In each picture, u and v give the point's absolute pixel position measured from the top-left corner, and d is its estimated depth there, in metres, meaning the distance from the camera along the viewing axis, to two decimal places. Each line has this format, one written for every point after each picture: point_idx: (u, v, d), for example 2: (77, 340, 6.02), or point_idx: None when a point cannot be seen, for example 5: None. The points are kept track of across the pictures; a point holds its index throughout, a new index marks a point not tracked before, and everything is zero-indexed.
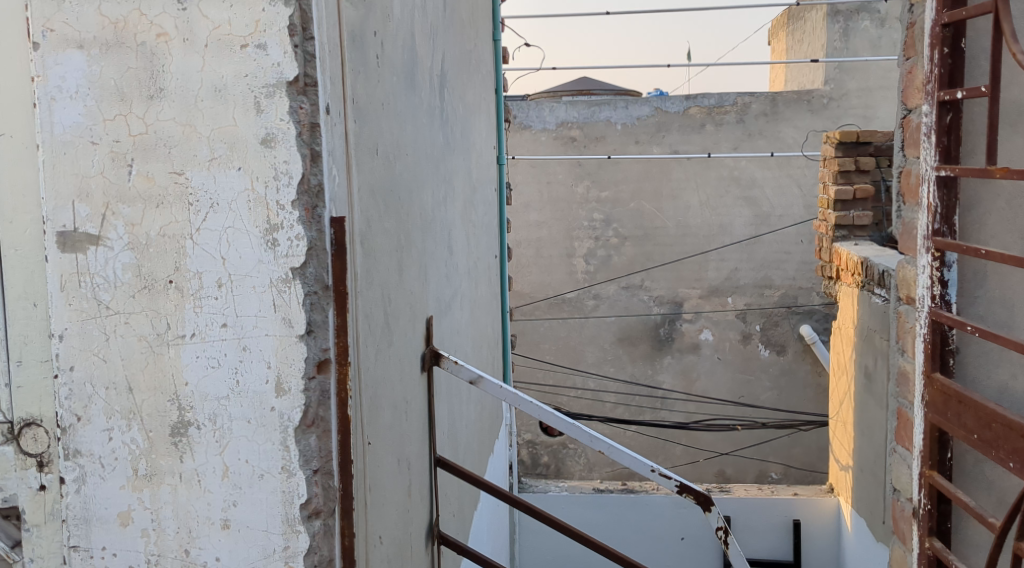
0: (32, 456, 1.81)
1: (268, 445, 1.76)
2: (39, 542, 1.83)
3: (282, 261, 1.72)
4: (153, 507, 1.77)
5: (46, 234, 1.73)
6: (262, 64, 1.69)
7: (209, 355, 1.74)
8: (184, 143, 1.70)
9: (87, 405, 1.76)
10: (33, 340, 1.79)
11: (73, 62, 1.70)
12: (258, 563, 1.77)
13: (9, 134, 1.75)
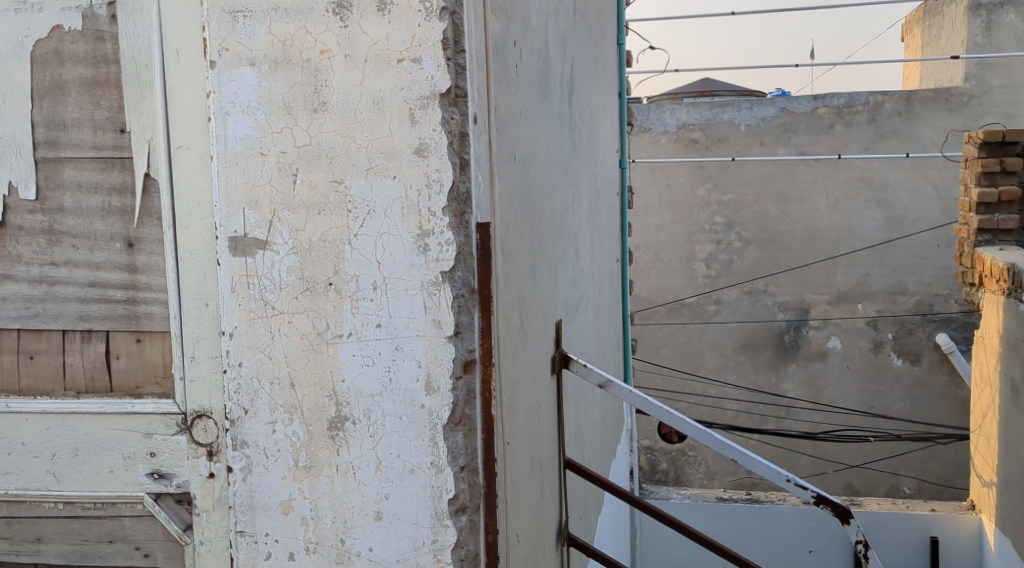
0: (203, 446, 1.95)
1: (418, 440, 1.83)
2: (208, 526, 1.96)
3: (433, 265, 1.80)
4: (313, 497, 1.87)
5: (219, 238, 1.87)
6: (417, 77, 1.76)
7: (365, 354, 1.83)
8: (345, 153, 1.80)
9: (253, 399, 1.88)
10: (205, 337, 1.93)
11: (246, 79, 1.82)
12: (408, 555, 1.85)
13: (187, 146, 1.90)
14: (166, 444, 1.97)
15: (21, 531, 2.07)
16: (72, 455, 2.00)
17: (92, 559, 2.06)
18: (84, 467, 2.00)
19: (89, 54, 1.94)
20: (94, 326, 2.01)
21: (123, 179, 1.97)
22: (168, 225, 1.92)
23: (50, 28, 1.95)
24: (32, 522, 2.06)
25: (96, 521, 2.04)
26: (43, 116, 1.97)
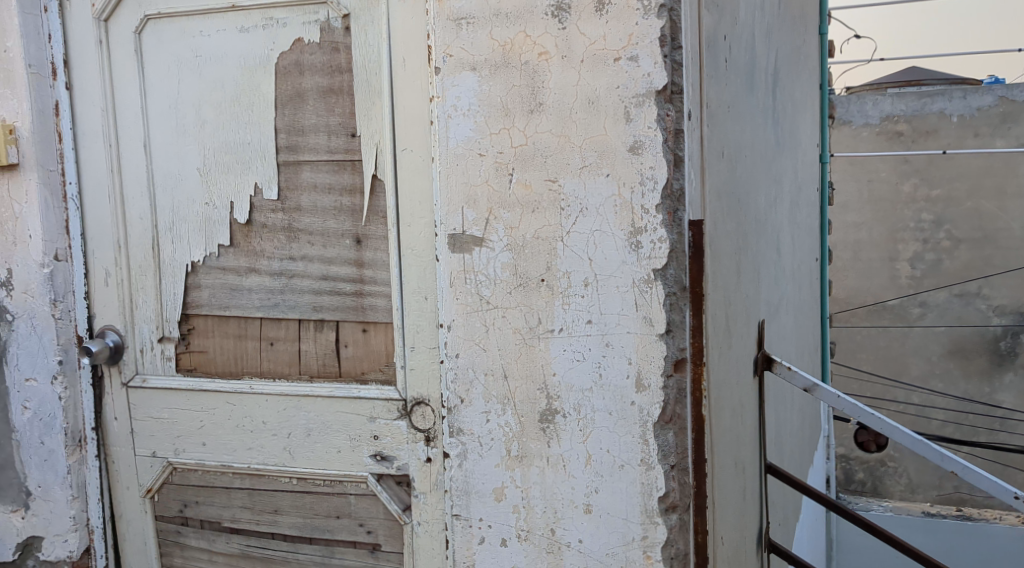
0: (421, 431, 2.08)
1: (628, 437, 1.85)
2: (425, 508, 2.08)
3: (645, 262, 1.81)
4: (524, 486, 1.93)
5: (439, 235, 1.94)
6: (634, 75, 1.78)
7: (575, 349, 1.87)
8: (559, 152, 1.84)
9: (469, 388, 1.95)
10: (424, 329, 2.05)
11: (468, 83, 1.89)
12: (618, 549, 1.88)
13: (410, 148, 2.02)
14: (388, 428, 2.11)
15: (260, 501, 2.26)
16: (305, 434, 2.18)
17: (320, 532, 2.22)
18: (316, 445, 2.18)
19: (325, 64, 2.10)
20: (326, 316, 2.18)
21: (352, 179, 2.12)
22: (391, 222, 2.05)
23: (292, 42, 2.11)
24: (270, 494, 2.25)
25: (326, 497, 2.20)
26: (285, 122, 2.15)
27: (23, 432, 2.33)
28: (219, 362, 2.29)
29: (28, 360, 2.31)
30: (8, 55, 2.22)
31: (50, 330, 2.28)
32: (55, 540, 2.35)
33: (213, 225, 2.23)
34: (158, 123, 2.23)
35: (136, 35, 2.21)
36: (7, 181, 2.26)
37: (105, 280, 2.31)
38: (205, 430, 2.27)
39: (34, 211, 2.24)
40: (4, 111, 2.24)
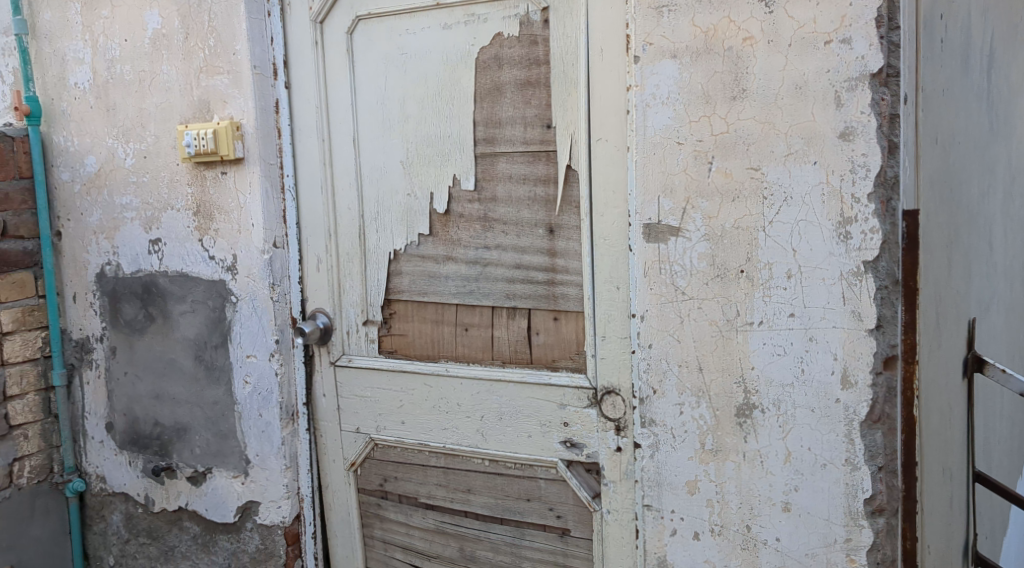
0: (612, 420, 2.09)
1: (832, 435, 1.80)
2: (615, 496, 2.11)
3: (855, 254, 1.75)
4: (719, 480, 1.91)
5: (633, 224, 1.93)
6: (846, 58, 1.72)
7: (776, 343, 1.83)
8: (763, 140, 1.80)
9: (662, 379, 1.94)
10: (615, 318, 2.06)
11: (668, 71, 1.86)
12: (819, 550, 1.84)
13: (605, 138, 2.03)
14: (578, 415, 2.14)
15: (454, 480, 2.36)
16: (498, 418, 2.26)
17: (511, 513, 2.28)
18: (508, 428, 2.25)
19: (524, 57, 2.14)
20: (519, 303, 2.22)
21: (547, 170, 2.15)
22: (585, 211, 2.07)
23: (493, 36, 2.17)
24: (464, 474, 2.34)
25: (517, 480, 2.26)
26: (483, 115, 2.21)
27: (244, 404, 2.56)
28: (417, 345, 2.39)
29: (249, 338, 2.52)
30: (236, 57, 2.41)
31: (268, 311, 2.48)
32: (270, 505, 2.56)
33: (415, 214, 2.33)
34: (366, 118, 2.36)
35: (348, 35, 2.34)
36: (234, 174, 2.48)
37: (317, 267, 2.48)
38: (404, 409, 2.39)
39: (256, 202, 2.44)
40: (232, 109, 2.44)
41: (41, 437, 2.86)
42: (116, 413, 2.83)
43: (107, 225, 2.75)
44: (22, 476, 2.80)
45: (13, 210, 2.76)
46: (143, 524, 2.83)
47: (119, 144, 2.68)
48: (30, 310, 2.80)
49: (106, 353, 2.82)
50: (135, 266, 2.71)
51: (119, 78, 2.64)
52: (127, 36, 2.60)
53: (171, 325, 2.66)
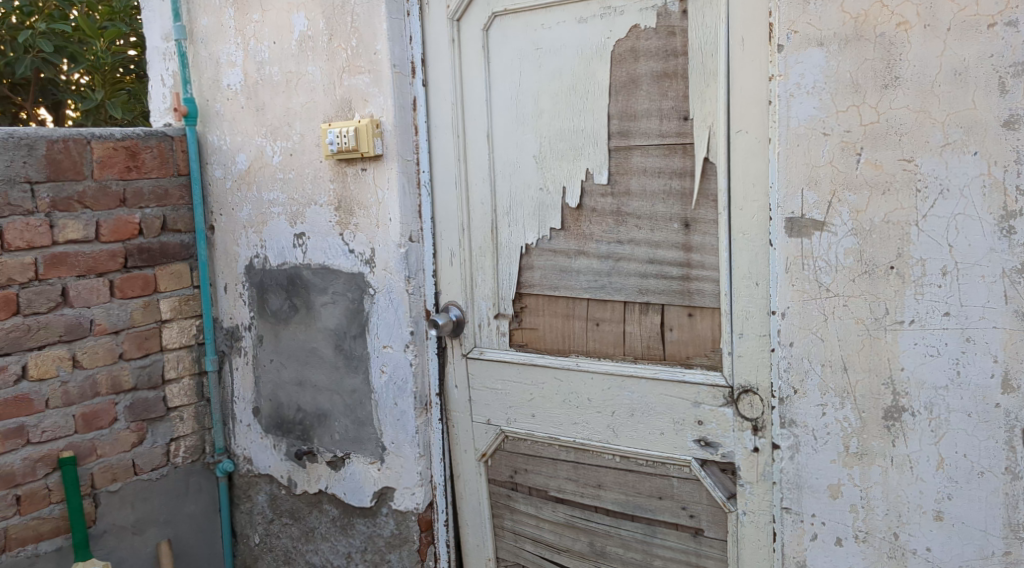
0: (749, 420, 2.04)
1: (990, 442, 1.72)
2: (751, 497, 2.05)
3: (1018, 251, 1.65)
4: (863, 485, 1.86)
5: (774, 218, 1.88)
6: (1012, 42, 1.62)
7: (929, 343, 1.75)
8: (917, 130, 1.72)
9: (804, 379, 1.89)
10: (753, 315, 2.01)
11: (814, 60, 1.80)
12: (974, 562, 1.76)
13: (745, 130, 1.97)
14: (713, 414, 2.10)
15: (585, 475, 2.36)
16: (629, 414, 2.24)
17: (643, 511, 2.27)
18: (640, 425, 2.23)
19: (661, 48, 2.11)
20: (652, 299, 2.20)
21: (683, 163, 2.11)
22: (722, 205, 2.02)
23: (629, 28, 2.15)
24: (594, 469, 2.34)
25: (649, 477, 2.24)
26: (618, 108, 2.19)
27: (380, 392, 2.64)
28: (548, 339, 2.39)
29: (386, 329, 2.60)
30: (377, 57, 2.49)
31: (404, 303, 2.55)
32: (405, 492, 2.63)
33: (548, 209, 2.34)
34: (501, 114, 2.39)
35: (484, 32, 2.38)
36: (373, 170, 2.56)
37: (451, 261, 2.53)
38: (534, 403, 2.41)
39: (394, 197, 2.51)
40: (373, 107, 2.52)
41: (195, 419, 3.04)
42: (262, 398, 2.98)
43: (256, 219, 2.89)
44: (178, 455, 2.99)
45: (172, 206, 2.94)
46: (286, 505, 2.97)
47: (267, 142, 2.81)
48: (186, 299, 2.98)
49: (254, 341, 2.97)
50: (280, 259, 2.84)
51: (268, 78, 2.77)
52: (276, 39, 2.73)
53: (314, 315, 2.78)
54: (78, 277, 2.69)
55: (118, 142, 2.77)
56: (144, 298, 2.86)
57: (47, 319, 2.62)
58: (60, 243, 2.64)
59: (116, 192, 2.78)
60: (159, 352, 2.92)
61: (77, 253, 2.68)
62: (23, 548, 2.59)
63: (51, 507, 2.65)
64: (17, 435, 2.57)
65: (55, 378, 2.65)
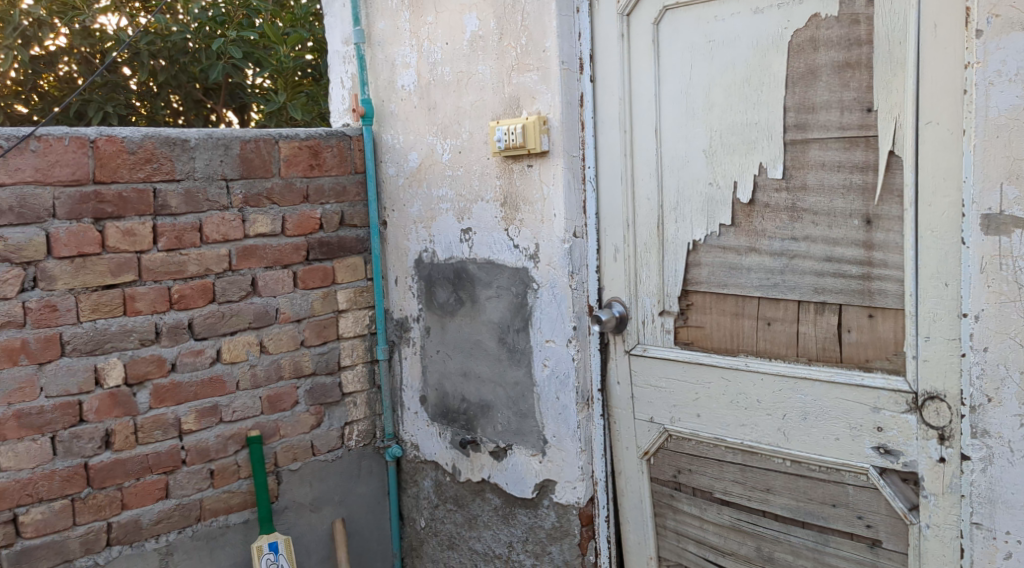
0: (934, 428, 1.94)
1: None
2: (936, 510, 1.96)
3: None
4: None
5: (968, 214, 1.83)
6: None
7: None
8: None
9: (999, 387, 1.83)
10: (942, 317, 1.90)
11: (1017, 45, 1.74)
12: None
13: (936, 121, 1.88)
14: (894, 421, 2.01)
15: (752, 478, 2.30)
16: (801, 418, 2.17)
17: (814, 518, 2.19)
18: (812, 429, 2.16)
19: (844, 37, 2.03)
20: (829, 298, 2.11)
21: (866, 156, 2.02)
22: (909, 201, 1.93)
23: (809, 17, 2.07)
24: (763, 473, 2.28)
25: (822, 483, 2.16)
26: (795, 101, 2.12)
27: (543, 386, 2.68)
28: (715, 338, 2.35)
29: (549, 324, 2.63)
30: (546, 54, 2.51)
31: (567, 298, 2.56)
32: (566, 486, 2.65)
33: (717, 205, 2.30)
34: (670, 108, 2.36)
35: (654, 26, 2.36)
36: (539, 166, 2.59)
37: (615, 257, 2.52)
38: (700, 402, 2.38)
39: (559, 192, 2.53)
40: (540, 104, 2.55)
41: (367, 405, 3.19)
42: (429, 388, 3.09)
43: (426, 214, 2.99)
44: (351, 439, 3.14)
45: (350, 202, 3.08)
46: (450, 492, 3.06)
47: (438, 140, 2.90)
48: (361, 290, 3.13)
49: (422, 332, 3.08)
50: (448, 253, 2.93)
51: (440, 78, 2.86)
52: (448, 39, 2.81)
53: (479, 308, 2.85)
54: (265, 268, 2.87)
55: (302, 142, 2.94)
56: (323, 289, 3.02)
57: (239, 307, 2.82)
58: (250, 236, 2.83)
59: (300, 189, 2.95)
60: (336, 340, 3.08)
61: (265, 246, 2.87)
62: (216, 519, 2.80)
63: (240, 481, 2.85)
64: (211, 414, 2.78)
65: (245, 362, 2.85)
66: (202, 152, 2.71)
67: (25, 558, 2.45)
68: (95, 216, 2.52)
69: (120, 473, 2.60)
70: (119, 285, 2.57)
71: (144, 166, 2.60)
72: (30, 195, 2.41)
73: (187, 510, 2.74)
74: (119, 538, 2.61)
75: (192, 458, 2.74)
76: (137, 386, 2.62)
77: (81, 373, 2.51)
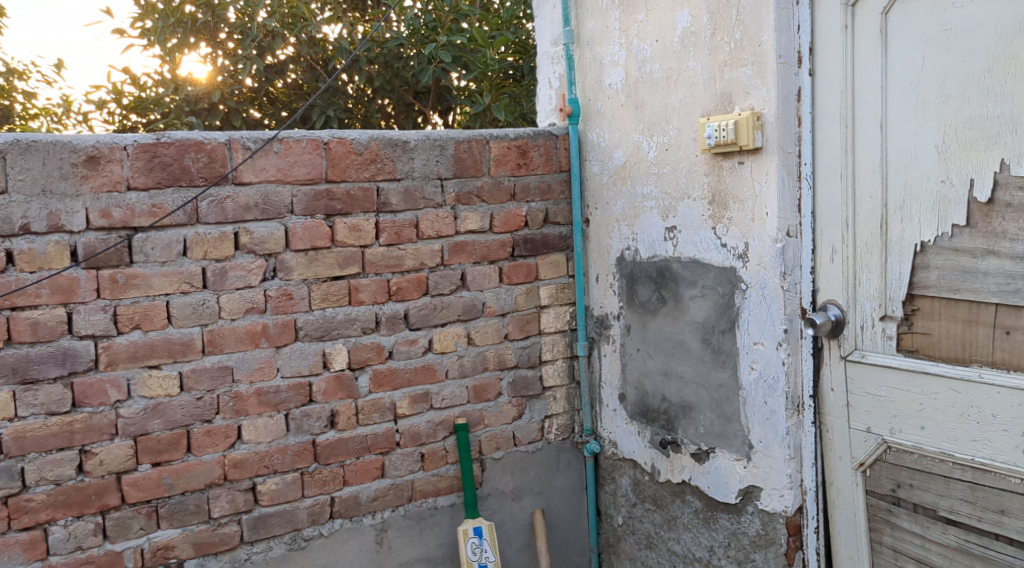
0: None
1: None
2: None
3: None
4: None
5: None
6: None
7: None
8: None
9: None
10: None
11: None
12: None
13: None
14: None
15: (984, 499, 2.16)
16: None
17: None
18: None
19: None
20: None
21: None
22: None
23: None
24: (997, 493, 2.13)
25: None
26: None
27: (749, 389, 2.61)
28: (944, 346, 2.21)
29: (757, 326, 2.56)
30: (762, 48, 2.45)
31: (778, 299, 2.49)
32: (773, 493, 2.58)
33: (949, 204, 2.16)
34: (897, 102, 2.24)
35: (883, 15, 2.24)
36: (751, 164, 2.53)
37: (832, 257, 2.42)
38: (925, 414, 2.24)
39: (772, 190, 2.46)
40: (754, 100, 2.49)
41: (567, 400, 3.24)
42: (629, 386, 3.09)
43: (630, 212, 3.00)
44: (551, 432, 3.20)
45: (554, 200, 3.14)
46: (649, 492, 3.06)
47: (644, 138, 2.90)
48: (563, 287, 3.18)
49: (623, 330, 3.09)
50: (652, 251, 2.92)
51: (649, 76, 2.85)
52: (659, 37, 2.80)
53: (682, 308, 2.82)
54: (474, 264, 2.99)
55: (511, 141, 3.03)
56: (527, 285, 3.10)
57: (449, 299, 2.95)
58: (461, 232, 2.96)
59: (508, 187, 3.04)
60: (538, 334, 3.15)
61: (475, 242, 2.98)
62: (425, 500, 2.95)
63: (448, 466, 2.99)
64: (423, 400, 2.93)
65: (454, 352, 2.97)
66: (420, 152, 2.85)
67: (262, 524, 2.68)
68: (327, 213, 2.72)
69: (342, 451, 2.79)
70: (344, 276, 2.76)
71: (369, 166, 2.77)
72: (273, 194, 2.63)
73: (400, 490, 2.90)
74: (341, 511, 2.81)
75: (405, 441, 2.90)
76: (359, 370, 2.81)
77: (311, 357, 2.72)
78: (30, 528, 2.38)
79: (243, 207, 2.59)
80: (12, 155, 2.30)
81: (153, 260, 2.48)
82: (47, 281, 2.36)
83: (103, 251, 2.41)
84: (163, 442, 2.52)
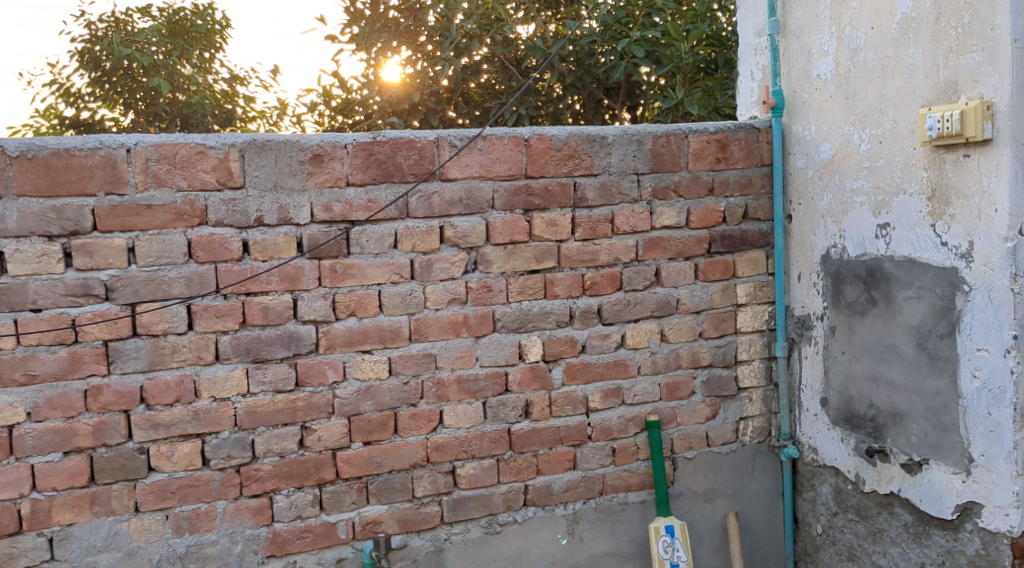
0: None
1: None
2: None
3: None
4: None
5: None
6: None
7: None
8: None
9: None
10: None
11: None
12: None
13: None
14: None
15: None
16: None
17: None
18: None
19: None
20: None
21: None
22: None
23: None
24: None
25: None
26: None
27: (971, 399, 2.45)
28: None
29: (981, 331, 2.40)
30: (995, 33, 2.29)
31: (1007, 302, 2.33)
32: (996, 511, 2.42)
33: None
34: None
35: None
36: (978, 156, 2.37)
37: None
38: None
39: (1004, 185, 2.31)
40: (984, 88, 2.33)
41: (763, 401, 3.14)
42: (832, 390, 2.96)
43: (838, 208, 2.86)
44: (746, 434, 3.12)
45: (754, 195, 3.06)
46: (852, 502, 2.92)
47: (855, 130, 2.76)
48: (761, 285, 3.09)
49: (827, 331, 2.96)
50: (861, 249, 2.78)
51: (863, 65, 2.71)
52: (875, 24, 2.65)
53: (895, 309, 2.66)
54: (669, 260, 2.96)
55: (711, 135, 2.97)
56: (724, 282, 3.04)
57: (643, 295, 2.94)
58: (657, 227, 2.94)
59: (706, 182, 2.98)
60: (734, 333, 3.08)
61: (671, 237, 2.95)
62: (616, 494, 2.97)
63: (639, 462, 2.98)
64: (615, 395, 2.94)
65: (646, 348, 2.96)
66: (618, 147, 2.86)
67: (460, 506, 2.79)
68: (526, 208, 2.78)
69: (536, 441, 2.86)
70: (541, 270, 2.82)
71: (567, 161, 2.81)
72: (475, 189, 2.73)
73: (592, 483, 2.93)
74: (534, 500, 2.87)
75: (598, 435, 2.93)
76: (553, 362, 2.86)
77: (508, 347, 2.80)
78: (259, 495, 2.59)
79: (448, 201, 2.70)
80: (249, 153, 2.51)
81: (368, 251, 2.63)
82: (276, 269, 2.56)
83: (325, 243, 2.59)
84: (373, 423, 2.68)
